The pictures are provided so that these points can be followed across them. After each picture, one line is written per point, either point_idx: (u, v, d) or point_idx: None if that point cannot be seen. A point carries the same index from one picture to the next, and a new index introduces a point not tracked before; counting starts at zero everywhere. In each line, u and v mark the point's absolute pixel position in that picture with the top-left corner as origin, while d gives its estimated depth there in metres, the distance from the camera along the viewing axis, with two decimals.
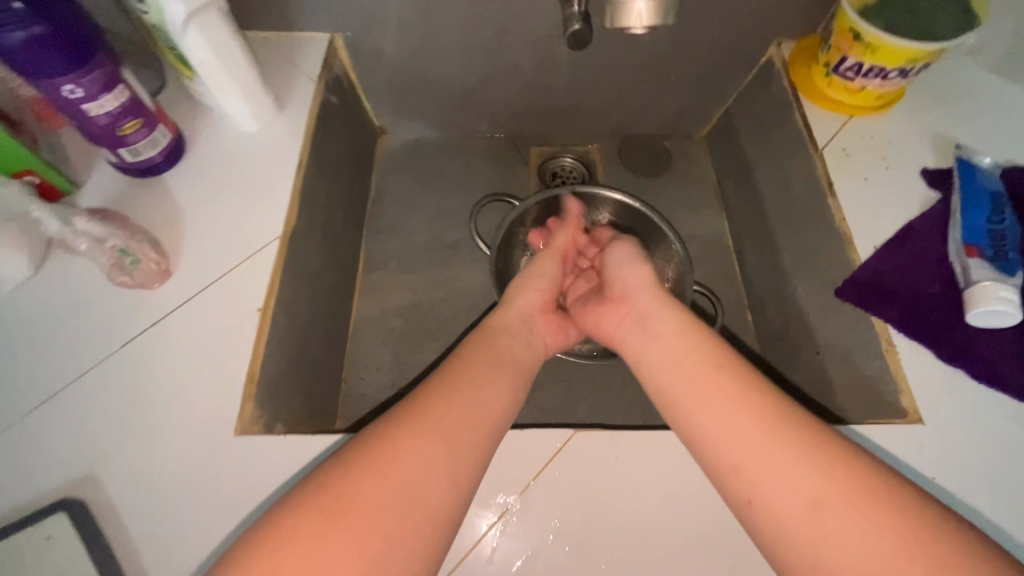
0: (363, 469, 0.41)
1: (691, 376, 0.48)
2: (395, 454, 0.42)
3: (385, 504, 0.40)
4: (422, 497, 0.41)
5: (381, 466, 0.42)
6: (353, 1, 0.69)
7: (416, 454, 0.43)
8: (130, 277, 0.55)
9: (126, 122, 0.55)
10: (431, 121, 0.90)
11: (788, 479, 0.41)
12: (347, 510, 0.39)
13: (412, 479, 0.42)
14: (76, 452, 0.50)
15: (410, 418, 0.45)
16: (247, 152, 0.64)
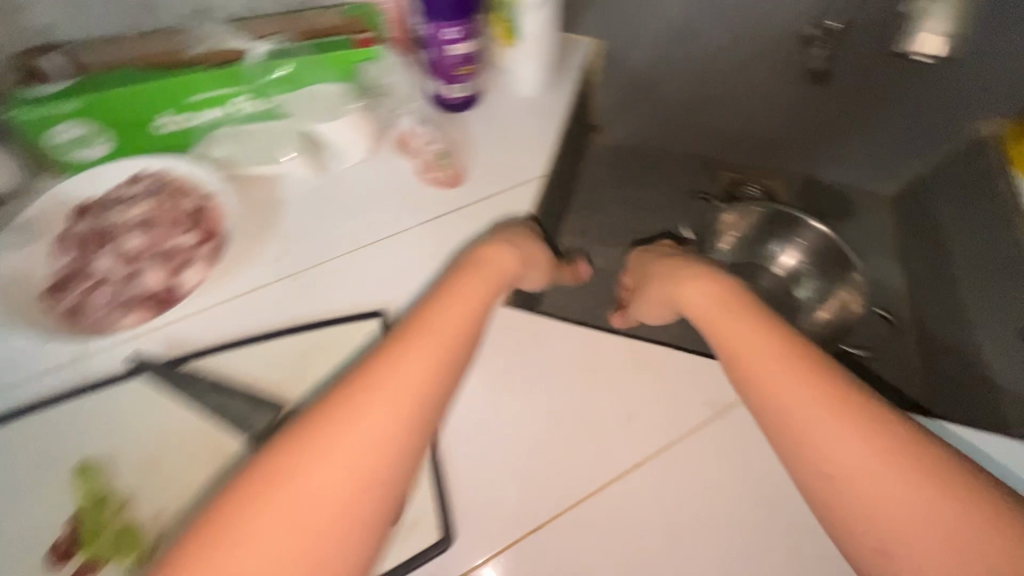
0: (294, 453, 0.43)
1: (785, 394, 0.49)
2: (370, 415, 0.45)
3: (364, 461, 0.43)
4: (343, 475, 0.43)
5: (340, 425, 0.44)
6: (628, 17, 0.86)
7: (389, 419, 0.45)
8: (436, 175, 0.74)
9: (464, 65, 0.75)
10: (641, 129, 1.05)
11: (880, 493, 0.43)
12: (319, 460, 0.43)
13: (336, 463, 0.43)
14: (380, 287, 0.66)
15: (372, 383, 0.47)
16: (521, 112, 0.83)
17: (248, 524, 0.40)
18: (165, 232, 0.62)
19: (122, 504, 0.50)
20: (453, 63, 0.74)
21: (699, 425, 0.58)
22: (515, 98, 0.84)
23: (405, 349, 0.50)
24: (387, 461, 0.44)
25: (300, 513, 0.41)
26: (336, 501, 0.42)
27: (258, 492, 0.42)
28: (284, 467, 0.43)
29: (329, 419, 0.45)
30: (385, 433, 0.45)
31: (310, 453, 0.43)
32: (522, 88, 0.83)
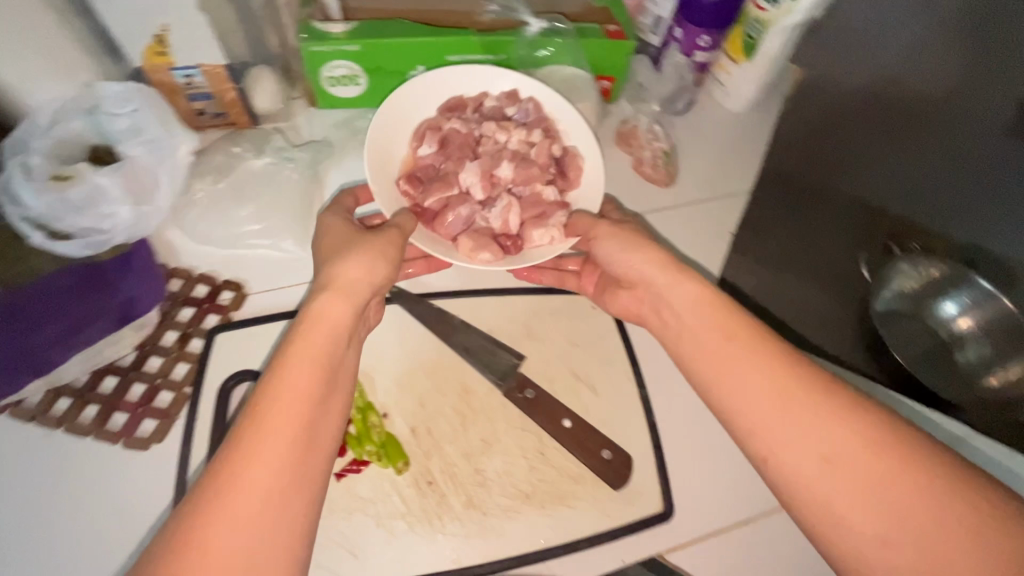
0: (207, 513, 0.39)
1: (806, 450, 0.44)
2: (273, 425, 0.42)
3: (272, 470, 0.41)
4: (255, 532, 0.39)
5: (258, 415, 0.42)
6: None
7: (279, 439, 0.42)
8: (654, 172, 0.78)
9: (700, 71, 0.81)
10: None
11: (890, 547, 0.40)
12: (257, 461, 0.41)
13: (241, 521, 0.39)
14: None
15: (293, 360, 0.45)
16: (731, 125, 0.85)
17: (193, 555, 0.37)
18: (536, 176, 0.64)
19: (382, 418, 0.55)
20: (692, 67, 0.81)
21: None
22: (724, 110, 0.86)
23: (299, 357, 0.46)
24: (287, 471, 0.42)
25: (229, 549, 0.38)
26: (257, 527, 0.39)
27: (202, 504, 0.39)
28: (212, 497, 0.39)
29: (260, 427, 0.42)
30: (287, 441, 0.42)
31: (237, 479, 0.40)
32: (732, 102, 0.85)
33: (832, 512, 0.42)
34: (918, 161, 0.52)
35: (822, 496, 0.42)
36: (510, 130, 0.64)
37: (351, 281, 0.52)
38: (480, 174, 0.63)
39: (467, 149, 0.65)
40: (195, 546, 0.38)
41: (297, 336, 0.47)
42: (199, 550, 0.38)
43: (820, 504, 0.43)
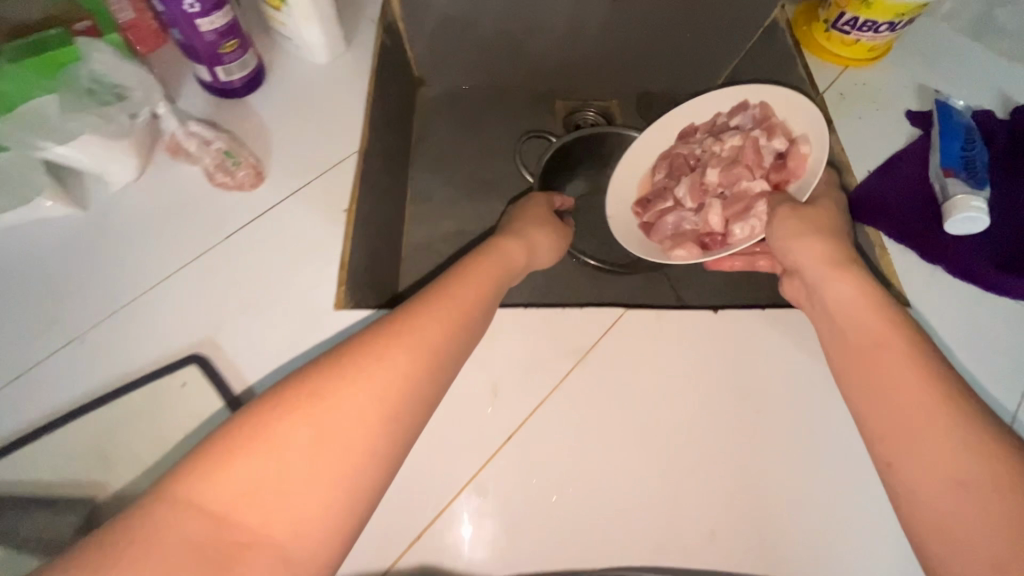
0: (328, 375, 0.44)
1: (895, 408, 0.47)
2: (411, 341, 0.48)
3: (387, 393, 0.45)
4: (344, 439, 0.42)
5: (388, 351, 0.46)
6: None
7: (411, 364, 0.47)
8: (231, 177, 0.62)
9: (227, 41, 0.63)
10: (469, 70, 0.99)
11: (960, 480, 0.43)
12: (369, 380, 0.45)
13: (341, 415, 0.43)
14: (194, 323, 0.56)
15: (434, 308, 0.51)
16: (321, 81, 0.73)
17: (278, 440, 0.41)
18: (745, 173, 0.71)
19: None
20: (213, 42, 0.62)
21: (571, 370, 0.60)
22: (310, 67, 0.74)
23: (460, 294, 0.54)
24: (406, 388, 0.46)
25: (334, 434, 0.42)
26: (364, 422, 0.43)
27: (301, 398, 0.43)
28: (325, 390, 0.43)
29: (380, 363, 0.46)
30: (418, 366, 0.47)
31: (354, 383, 0.44)
32: (312, 54, 0.73)
33: (948, 473, 0.43)
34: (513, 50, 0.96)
35: (925, 466, 0.44)
36: (724, 138, 0.73)
37: (513, 253, 0.63)
38: (693, 189, 0.73)
39: (681, 168, 0.76)
40: (283, 431, 0.41)
41: (438, 288, 0.54)
42: (281, 442, 0.41)
43: (912, 460, 0.45)
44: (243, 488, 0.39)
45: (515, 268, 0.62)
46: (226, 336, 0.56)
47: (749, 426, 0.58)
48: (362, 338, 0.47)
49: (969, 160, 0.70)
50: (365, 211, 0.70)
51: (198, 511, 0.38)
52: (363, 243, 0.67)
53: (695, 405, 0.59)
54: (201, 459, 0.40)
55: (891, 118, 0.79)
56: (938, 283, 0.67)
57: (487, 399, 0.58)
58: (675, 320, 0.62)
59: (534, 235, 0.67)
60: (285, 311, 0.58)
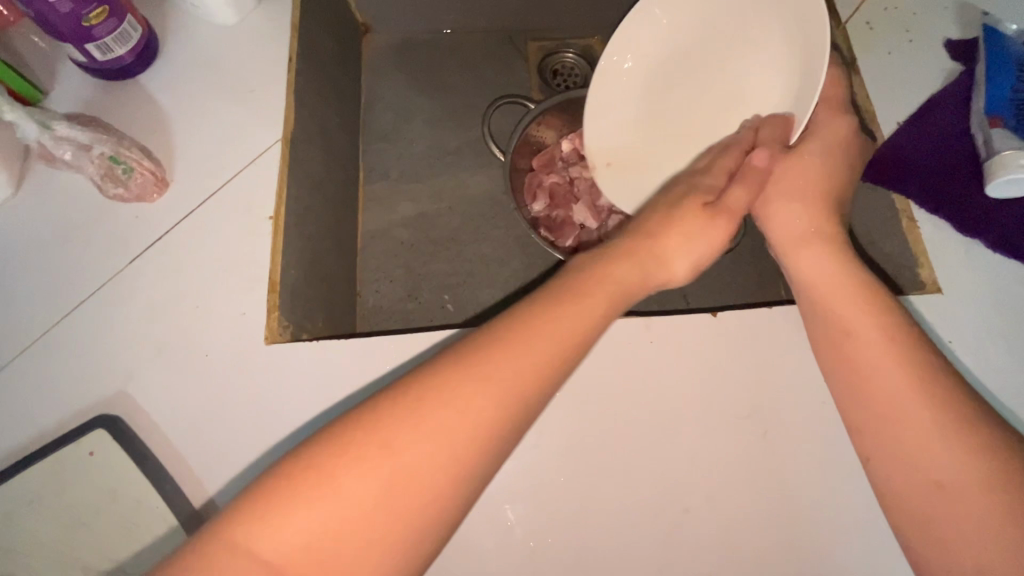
0: (386, 430, 0.34)
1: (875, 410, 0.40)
2: (506, 362, 0.37)
3: (471, 427, 0.35)
4: (398, 494, 0.33)
5: (481, 372, 0.36)
6: None
7: (513, 382, 0.37)
8: (125, 188, 0.51)
9: (91, 10, 0.49)
10: (422, 13, 0.83)
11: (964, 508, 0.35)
12: (449, 416, 0.35)
13: (401, 471, 0.34)
14: (99, 374, 0.48)
15: (538, 318, 0.40)
16: (227, 47, 0.59)
17: (344, 478, 0.33)
18: None
19: None
20: (73, 14, 0.49)
21: None
22: (215, 30, 0.60)
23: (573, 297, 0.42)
24: (501, 417, 0.36)
25: (407, 479, 0.33)
26: (440, 465, 0.34)
27: (376, 429, 0.34)
28: (402, 423, 0.34)
29: (466, 393, 0.36)
30: (514, 390, 0.37)
31: (430, 416, 0.35)
32: (215, 12, 0.59)
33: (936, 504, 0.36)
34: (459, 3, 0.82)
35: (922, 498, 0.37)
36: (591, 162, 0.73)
37: (673, 272, 0.47)
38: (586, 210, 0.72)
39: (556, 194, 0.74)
40: (351, 467, 0.33)
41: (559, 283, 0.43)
42: (338, 487, 0.33)
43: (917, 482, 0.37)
44: (302, 523, 0.32)
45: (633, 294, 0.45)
46: (140, 387, 0.48)
47: (760, 452, 0.50)
48: (456, 353, 0.38)
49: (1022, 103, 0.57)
50: (299, 211, 0.58)
51: (249, 557, 0.31)
52: (298, 251, 0.57)
53: (699, 424, 0.50)
54: (263, 488, 0.33)
55: (928, 51, 0.65)
56: (978, 260, 0.57)
57: None
58: (672, 328, 0.53)
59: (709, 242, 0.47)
60: (207, 350, 0.49)
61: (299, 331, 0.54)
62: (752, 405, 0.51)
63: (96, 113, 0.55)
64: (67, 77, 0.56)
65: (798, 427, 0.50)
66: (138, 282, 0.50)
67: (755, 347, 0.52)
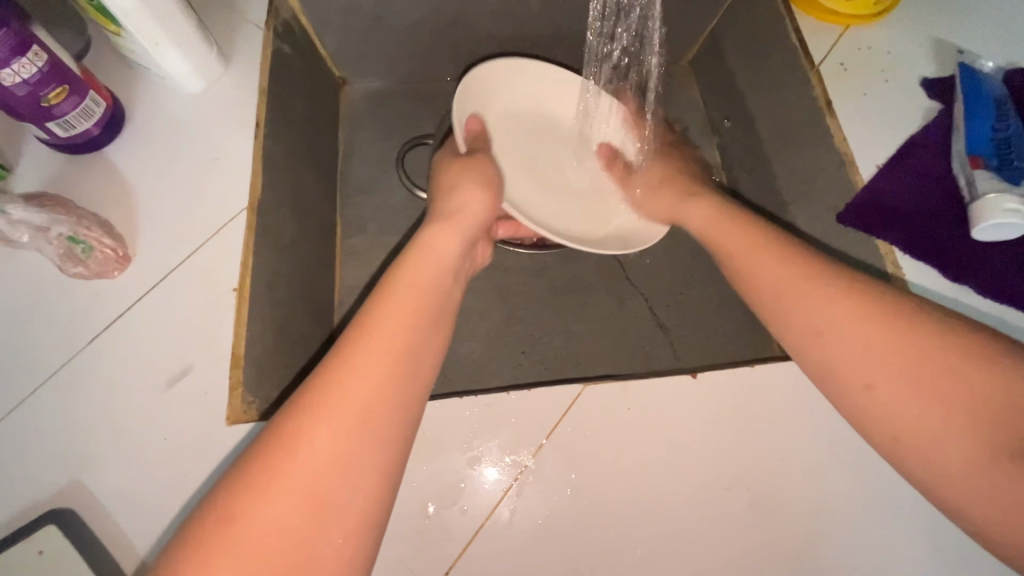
0: (235, 500, 0.34)
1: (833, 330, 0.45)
2: (348, 388, 0.38)
3: (326, 465, 0.36)
4: (269, 554, 0.33)
5: (323, 407, 0.37)
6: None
7: (359, 406, 0.38)
8: (84, 266, 0.50)
9: (49, 90, 0.49)
10: (398, 65, 0.84)
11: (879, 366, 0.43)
12: (300, 461, 0.35)
13: (263, 536, 0.34)
14: (55, 465, 0.46)
15: (366, 340, 0.40)
16: (195, 115, 0.59)
17: (208, 572, 0.33)
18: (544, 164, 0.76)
19: None
20: (32, 97, 0.49)
21: (523, 470, 0.48)
22: (182, 98, 0.59)
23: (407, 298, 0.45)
24: (357, 439, 0.37)
25: (302, 496, 0.35)
26: (300, 514, 0.35)
27: (221, 505, 0.34)
28: (247, 497, 0.34)
29: (306, 432, 0.36)
30: (356, 411, 0.37)
31: (277, 475, 0.35)
32: (180, 82, 0.58)
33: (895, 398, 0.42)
34: (435, 52, 0.82)
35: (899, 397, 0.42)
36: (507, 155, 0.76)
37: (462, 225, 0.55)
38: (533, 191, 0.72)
39: None
40: (250, 505, 0.34)
41: (391, 283, 0.46)
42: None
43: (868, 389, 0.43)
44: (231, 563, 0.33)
45: (452, 254, 0.52)
46: (97, 475, 0.46)
47: (748, 524, 0.47)
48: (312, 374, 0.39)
49: (1003, 143, 0.56)
50: (267, 277, 0.57)
51: None
52: (265, 321, 0.56)
53: (682, 495, 0.48)
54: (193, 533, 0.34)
55: (907, 90, 0.64)
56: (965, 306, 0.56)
57: (418, 525, 0.47)
58: (652, 395, 0.50)
59: (474, 190, 0.58)
60: (167, 435, 0.47)
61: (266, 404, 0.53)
62: (736, 473, 0.48)
63: (60, 189, 0.55)
64: (32, 155, 0.56)
65: (791, 498, 0.48)
66: (97, 364, 0.49)
67: (736, 410, 0.50)
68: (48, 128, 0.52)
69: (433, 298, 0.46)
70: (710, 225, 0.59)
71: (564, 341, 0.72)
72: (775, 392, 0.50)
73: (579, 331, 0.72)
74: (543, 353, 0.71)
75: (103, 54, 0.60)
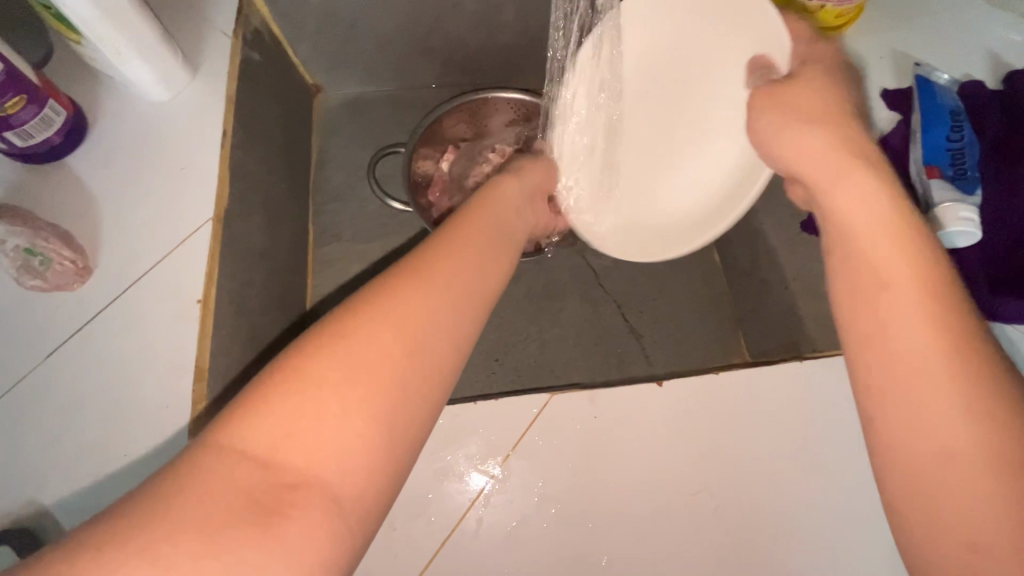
0: (290, 379, 0.31)
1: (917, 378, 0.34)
2: (420, 300, 0.36)
3: (390, 363, 0.33)
4: (314, 443, 0.30)
5: (397, 309, 0.35)
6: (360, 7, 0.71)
7: (428, 318, 0.36)
8: (43, 279, 0.49)
9: (6, 100, 0.48)
10: (372, 73, 0.84)
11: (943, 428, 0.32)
12: (367, 351, 0.33)
13: (312, 428, 0.30)
14: (14, 481, 0.45)
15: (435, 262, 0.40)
16: (160, 124, 0.58)
17: (245, 447, 0.29)
18: None
19: None
20: None
21: (491, 480, 0.48)
22: (147, 106, 0.59)
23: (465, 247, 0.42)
24: (422, 350, 0.35)
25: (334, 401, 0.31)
26: (355, 411, 0.31)
27: (277, 380, 0.31)
28: (300, 371, 0.32)
29: (373, 326, 0.34)
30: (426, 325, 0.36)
31: (343, 354, 0.32)
32: (146, 91, 0.58)
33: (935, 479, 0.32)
34: (409, 60, 0.82)
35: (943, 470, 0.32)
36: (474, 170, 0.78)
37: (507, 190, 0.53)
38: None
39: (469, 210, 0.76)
40: (282, 399, 0.31)
41: (453, 231, 0.44)
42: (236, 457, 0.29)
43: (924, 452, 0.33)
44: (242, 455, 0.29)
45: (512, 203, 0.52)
46: (55, 492, 0.45)
47: (712, 530, 0.48)
48: (370, 288, 0.37)
49: (957, 154, 0.59)
50: (234, 287, 0.57)
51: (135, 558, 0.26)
52: (231, 332, 0.55)
53: (648, 502, 0.48)
54: (221, 418, 0.31)
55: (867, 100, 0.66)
56: None
57: (384, 537, 0.46)
58: (619, 403, 0.51)
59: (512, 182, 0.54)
60: (128, 450, 0.47)
61: None
62: (702, 479, 0.49)
63: (19, 199, 0.54)
64: None
65: (755, 502, 0.48)
66: (56, 379, 0.48)
67: (702, 417, 0.51)
68: (7, 139, 0.51)
69: (500, 253, 0.45)
70: (861, 192, 0.40)
71: (538, 348, 0.72)
72: (739, 397, 0.51)
73: (553, 338, 0.73)
74: (517, 361, 0.72)
75: (66, 62, 0.59)
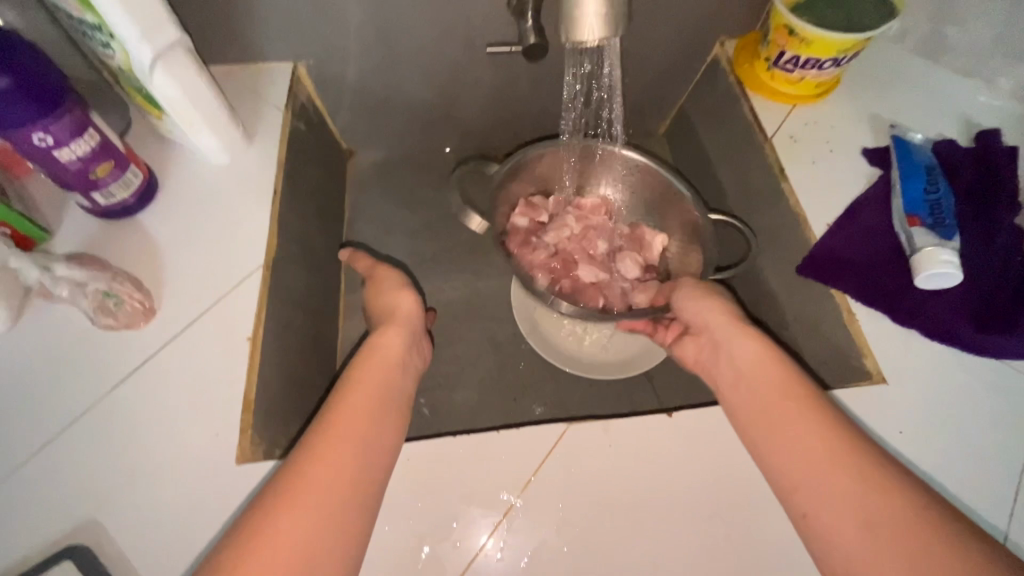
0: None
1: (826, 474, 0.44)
2: (316, 474, 0.43)
3: (300, 542, 0.40)
4: None
5: (296, 494, 0.41)
6: (394, 84, 0.81)
7: (328, 491, 0.42)
8: (114, 318, 0.55)
9: (97, 165, 0.56)
10: (401, 139, 0.93)
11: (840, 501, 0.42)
12: (273, 542, 0.39)
13: None
14: (74, 500, 0.49)
15: (326, 431, 0.46)
16: (220, 184, 0.66)
17: None
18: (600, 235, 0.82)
19: None
20: (81, 171, 0.56)
21: (511, 507, 0.52)
22: (208, 170, 0.67)
23: (352, 406, 0.49)
24: (329, 516, 0.41)
25: None
26: None
27: None
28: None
29: (277, 519, 0.40)
30: (329, 496, 0.42)
31: (254, 556, 0.38)
32: (209, 156, 0.66)
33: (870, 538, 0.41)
34: (434, 127, 0.92)
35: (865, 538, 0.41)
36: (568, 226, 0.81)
37: (406, 315, 0.61)
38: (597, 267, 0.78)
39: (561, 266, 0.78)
40: None
41: (338, 396, 0.50)
42: None
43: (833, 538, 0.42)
44: None
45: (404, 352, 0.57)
46: (111, 513, 0.49)
47: (724, 555, 0.50)
48: (253, 504, 0.42)
49: (935, 204, 0.64)
50: (277, 328, 0.62)
51: None
52: (274, 369, 0.60)
53: (661, 528, 0.51)
54: None
55: (850, 158, 0.73)
56: (916, 348, 0.61)
57: (411, 560, 0.49)
58: (632, 434, 0.54)
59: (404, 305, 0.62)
60: (179, 474, 0.51)
61: (272, 446, 0.56)
62: (710, 506, 0.52)
63: (95, 249, 0.61)
64: (75, 219, 0.62)
65: (766, 529, 0.51)
66: (117, 409, 0.53)
67: (710, 445, 0.54)
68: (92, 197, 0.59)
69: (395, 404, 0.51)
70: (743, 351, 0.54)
71: (553, 387, 0.76)
72: None
73: (567, 379, 0.77)
74: (534, 399, 0.76)
75: (143, 133, 0.68)
